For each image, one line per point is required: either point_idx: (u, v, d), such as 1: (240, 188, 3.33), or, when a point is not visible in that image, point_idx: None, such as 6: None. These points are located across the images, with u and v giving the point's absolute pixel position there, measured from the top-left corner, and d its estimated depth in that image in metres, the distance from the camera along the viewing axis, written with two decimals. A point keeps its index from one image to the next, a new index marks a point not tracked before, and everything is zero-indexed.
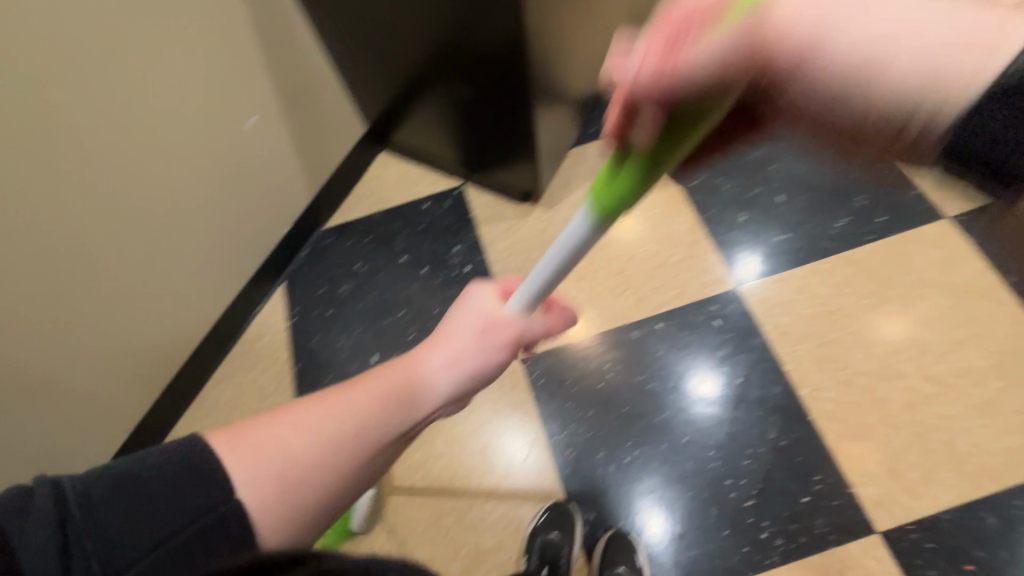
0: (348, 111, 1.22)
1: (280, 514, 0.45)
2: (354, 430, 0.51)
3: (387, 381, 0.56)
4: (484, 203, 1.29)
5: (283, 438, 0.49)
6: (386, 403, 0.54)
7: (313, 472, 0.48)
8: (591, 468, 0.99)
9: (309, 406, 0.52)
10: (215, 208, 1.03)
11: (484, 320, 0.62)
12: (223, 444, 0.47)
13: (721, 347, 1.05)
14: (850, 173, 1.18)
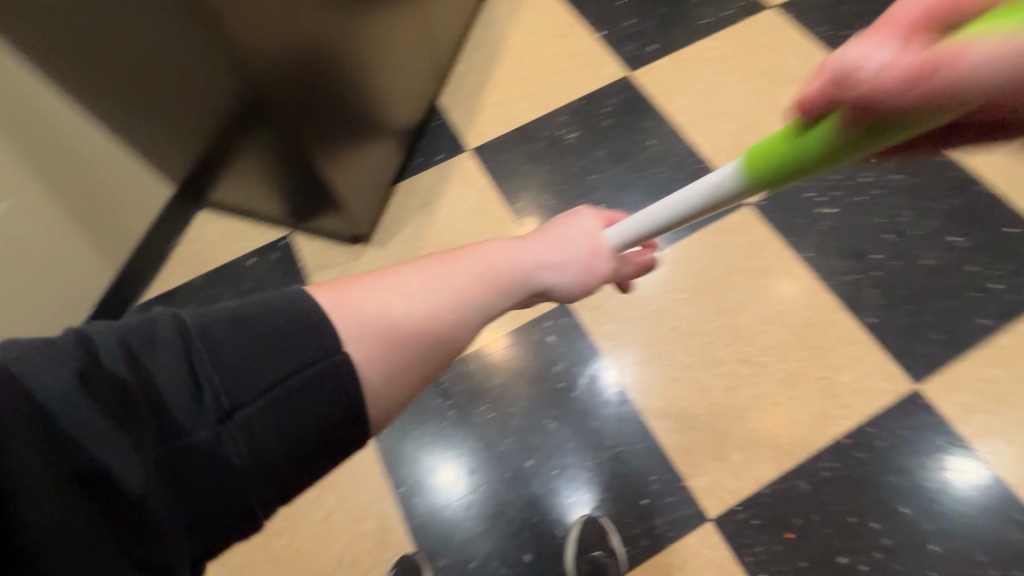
0: (144, 178, 1.14)
1: (383, 366, 0.49)
2: (421, 319, 0.53)
3: (435, 280, 0.55)
4: (313, 249, 1.22)
5: (368, 304, 0.51)
6: (487, 284, 0.59)
7: (398, 348, 0.51)
8: (441, 512, 0.95)
9: (405, 270, 0.56)
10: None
11: (589, 241, 0.68)
12: (330, 301, 0.49)
13: (559, 362, 1.06)
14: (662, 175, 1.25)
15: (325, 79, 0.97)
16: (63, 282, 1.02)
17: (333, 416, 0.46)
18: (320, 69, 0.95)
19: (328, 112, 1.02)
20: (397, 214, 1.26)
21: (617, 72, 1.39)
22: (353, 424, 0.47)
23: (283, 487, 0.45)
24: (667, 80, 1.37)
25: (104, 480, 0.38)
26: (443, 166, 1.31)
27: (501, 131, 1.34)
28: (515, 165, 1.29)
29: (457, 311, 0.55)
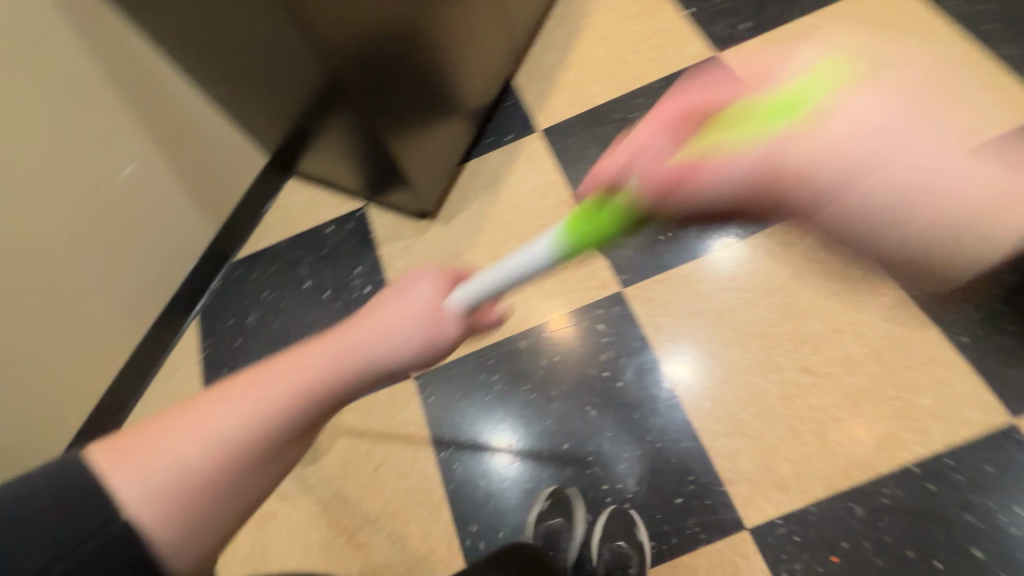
0: (244, 150, 1.26)
1: (178, 519, 0.41)
2: (218, 447, 0.43)
3: (244, 398, 0.46)
4: (383, 221, 1.29)
5: (175, 456, 0.42)
6: (297, 395, 0.48)
7: (212, 485, 0.42)
8: (477, 480, 1.00)
9: (215, 404, 0.45)
10: (101, 254, 1.06)
11: (423, 307, 0.56)
12: (110, 455, 0.41)
13: (607, 351, 1.05)
14: None
15: (401, 63, 1.01)
16: (174, 239, 1.17)
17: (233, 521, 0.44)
18: (394, 52, 0.99)
19: (403, 96, 1.06)
20: (462, 192, 1.29)
21: (701, 52, 1.31)
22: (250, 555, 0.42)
23: None
24: None
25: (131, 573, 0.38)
26: (511, 146, 1.32)
27: (572, 112, 1.32)
28: (583, 149, 1.27)
29: (223, 442, 0.43)
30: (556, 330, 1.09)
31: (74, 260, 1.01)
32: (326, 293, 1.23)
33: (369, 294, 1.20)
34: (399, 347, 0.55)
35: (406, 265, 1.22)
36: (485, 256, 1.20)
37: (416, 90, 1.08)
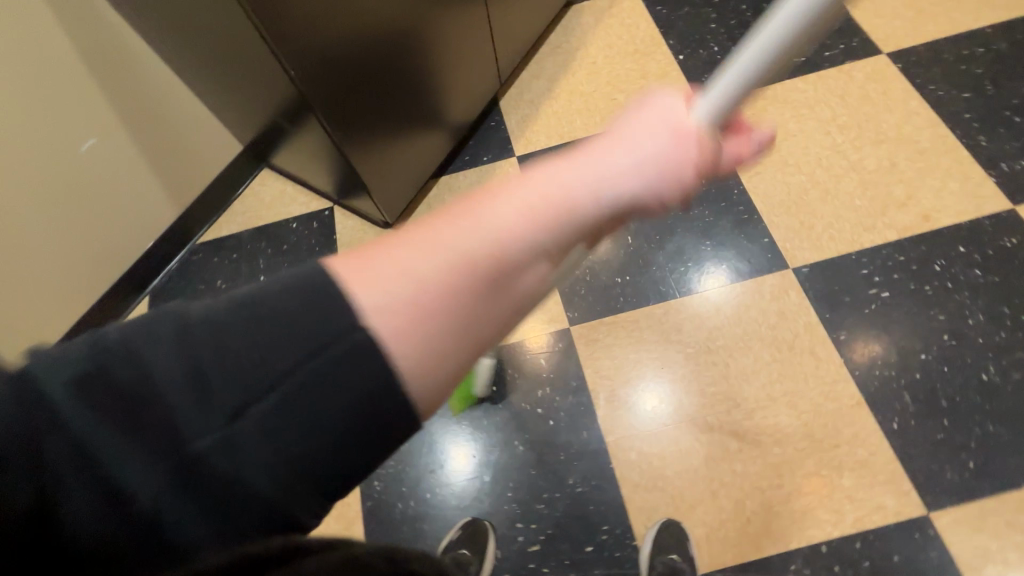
0: (219, 133, 1.24)
1: (421, 338, 0.33)
2: (449, 282, 0.34)
3: (418, 251, 0.34)
4: (348, 225, 1.28)
5: (409, 264, 0.34)
6: (482, 257, 0.35)
7: (440, 315, 0.34)
8: (395, 499, 0.99)
9: (405, 257, 0.34)
10: (51, 226, 1.03)
11: (671, 122, 0.44)
12: (353, 269, 0.34)
13: (544, 387, 1.05)
14: (704, 219, 1.18)
15: (371, 77, 1.00)
16: (133, 216, 1.16)
17: (339, 417, 0.31)
18: (365, 65, 0.98)
19: (372, 110, 1.05)
20: (431, 206, 1.29)
21: (686, 100, 1.32)
22: (410, 421, 0.33)
23: (309, 488, 0.31)
24: (738, 118, 1.28)
25: (200, 494, 0.30)
26: (486, 168, 1.32)
27: (551, 142, 1.32)
28: None
29: (499, 268, 0.36)
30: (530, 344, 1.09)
31: (23, 232, 1.00)
32: None
33: None
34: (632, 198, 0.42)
35: None
36: None
37: (388, 101, 1.07)
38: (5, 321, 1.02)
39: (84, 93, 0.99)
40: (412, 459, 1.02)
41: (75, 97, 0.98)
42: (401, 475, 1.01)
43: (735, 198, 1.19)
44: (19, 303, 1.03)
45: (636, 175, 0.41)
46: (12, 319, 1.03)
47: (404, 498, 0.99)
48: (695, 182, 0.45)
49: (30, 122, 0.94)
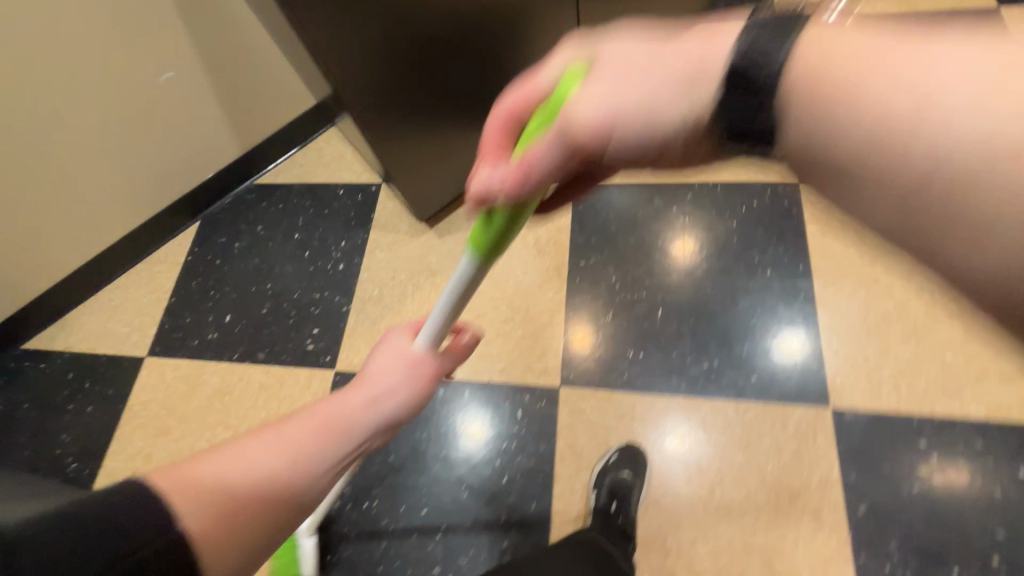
0: (294, 87, 1.26)
1: (316, 454, 0.50)
2: (290, 463, 0.48)
3: (274, 445, 0.48)
4: (387, 207, 1.27)
5: (254, 460, 0.46)
6: (326, 429, 0.52)
7: (240, 512, 0.43)
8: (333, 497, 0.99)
9: (249, 444, 0.47)
10: (121, 143, 1.12)
11: (409, 359, 0.60)
12: (170, 487, 0.41)
13: (511, 442, 0.98)
14: (750, 317, 1.02)
15: (436, 68, 0.93)
16: (196, 148, 1.22)
17: None
18: (433, 54, 0.90)
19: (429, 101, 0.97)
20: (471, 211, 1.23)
21: (784, 172, 1.13)
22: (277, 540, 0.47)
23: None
24: (837, 210, 1.08)
25: None
26: None
27: (616, 178, 1.20)
28: (604, 221, 1.15)
29: (335, 431, 0.52)
30: (577, 347, 1.04)
31: (92, 143, 1.09)
32: (306, 254, 1.24)
33: (340, 271, 1.21)
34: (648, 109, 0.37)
35: (384, 260, 1.20)
36: None
37: (443, 104, 1.00)
38: (69, 214, 1.15)
39: (169, 30, 1.03)
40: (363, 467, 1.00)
41: (159, 32, 1.02)
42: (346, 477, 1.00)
43: (798, 303, 1.02)
44: (83, 203, 1.15)
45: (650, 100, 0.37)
46: (74, 215, 1.16)
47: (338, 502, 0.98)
48: (435, 380, 0.62)
49: (112, 49, 0.99)
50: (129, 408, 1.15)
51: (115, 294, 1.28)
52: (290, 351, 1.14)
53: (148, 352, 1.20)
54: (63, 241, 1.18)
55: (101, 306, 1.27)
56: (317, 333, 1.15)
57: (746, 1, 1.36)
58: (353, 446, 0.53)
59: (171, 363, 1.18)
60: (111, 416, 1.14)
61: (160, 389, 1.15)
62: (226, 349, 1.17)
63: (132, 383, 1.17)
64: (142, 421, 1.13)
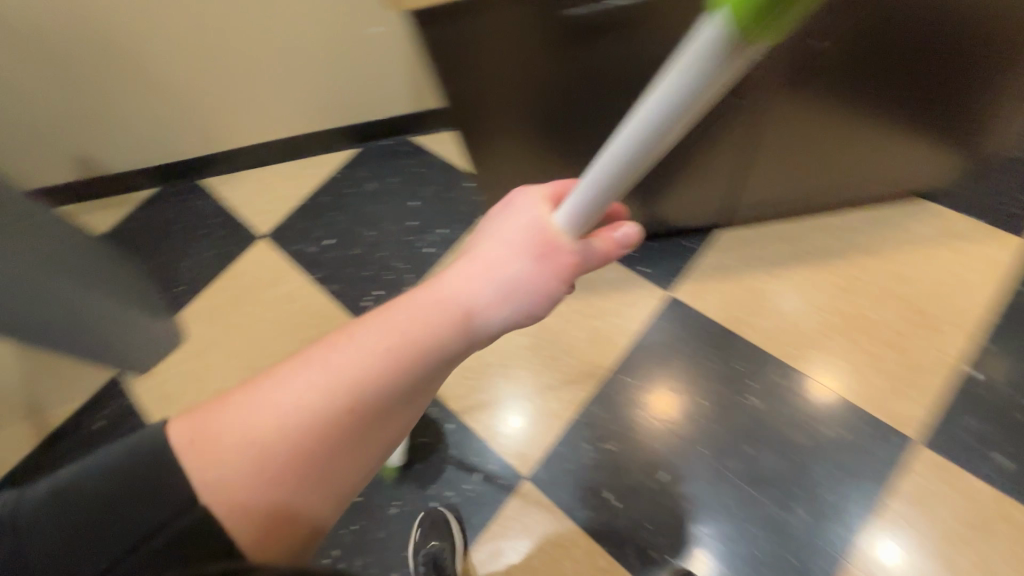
0: None
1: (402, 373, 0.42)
2: (418, 339, 0.44)
3: (381, 330, 0.44)
4: None
5: (397, 317, 0.45)
6: (388, 363, 0.42)
7: (286, 457, 0.38)
8: None
9: (341, 351, 0.42)
10: (319, 64, 1.28)
11: (529, 231, 0.51)
12: (183, 435, 0.39)
13: (454, 494, 0.99)
14: (751, 547, 0.88)
15: (579, 131, 0.86)
16: (366, 97, 1.37)
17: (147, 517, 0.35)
18: (576, 112, 0.83)
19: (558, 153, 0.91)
20: None
21: (905, 421, 0.91)
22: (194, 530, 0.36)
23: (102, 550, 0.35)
24: (939, 503, 0.85)
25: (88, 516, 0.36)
26: (633, 276, 1.13)
27: (714, 314, 1.07)
28: (670, 352, 1.05)
29: (465, 315, 0.47)
30: (658, 410, 1.00)
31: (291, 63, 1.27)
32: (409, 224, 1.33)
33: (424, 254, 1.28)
34: (491, 302, 0.48)
35: None
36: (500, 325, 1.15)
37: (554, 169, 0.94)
38: (263, 103, 1.37)
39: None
40: None
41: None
42: None
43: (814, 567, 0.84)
44: (265, 103, 1.37)
45: (498, 288, 0.49)
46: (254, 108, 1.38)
47: None
48: (564, 283, 0.52)
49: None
50: (231, 270, 1.39)
51: (273, 175, 1.52)
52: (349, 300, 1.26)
53: (265, 235, 1.42)
54: (243, 123, 1.42)
55: (260, 180, 1.52)
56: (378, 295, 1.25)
57: (1009, 199, 1.06)
58: (323, 447, 0.39)
59: (273, 255, 1.38)
60: (219, 268, 1.39)
61: (255, 271, 1.37)
62: (313, 266, 1.34)
63: (244, 252, 1.41)
64: (233, 285, 1.36)
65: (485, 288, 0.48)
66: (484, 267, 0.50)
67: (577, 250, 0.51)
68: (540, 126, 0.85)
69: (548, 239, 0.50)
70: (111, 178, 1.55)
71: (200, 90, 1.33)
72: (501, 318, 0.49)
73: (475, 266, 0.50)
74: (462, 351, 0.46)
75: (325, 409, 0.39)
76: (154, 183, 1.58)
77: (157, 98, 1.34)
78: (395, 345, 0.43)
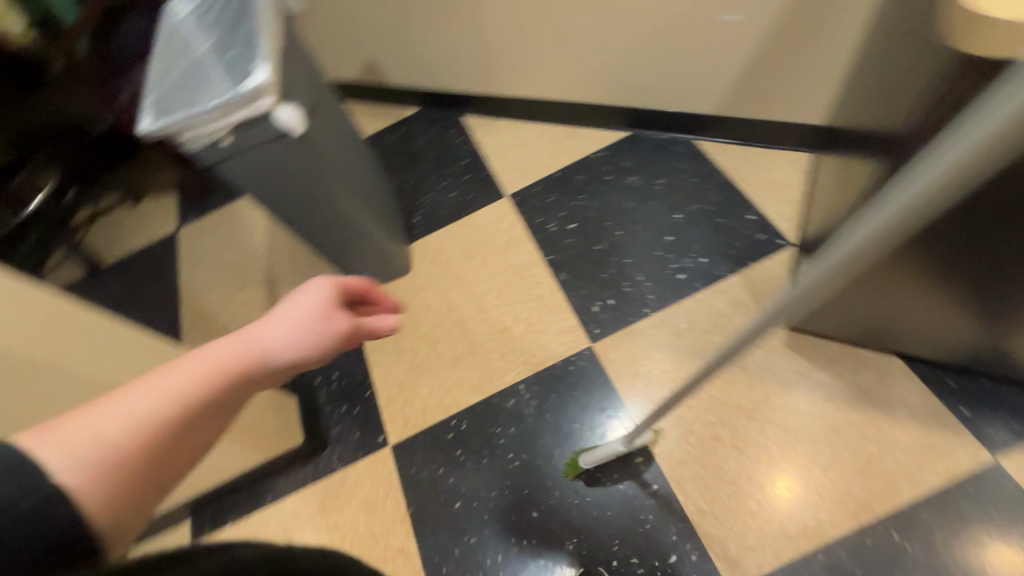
0: (817, 97, 1.10)
1: (192, 395, 0.41)
2: (224, 364, 0.44)
3: (188, 369, 0.42)
4: (770, 269, 1.09)
5: (208, 354, 0.44)
6: (202, 376, 0.42)
7: (122, 471, 0.37)
8: (499, 423, 1.06)
9: (158, 375, 0.41)
10: (645, 38, 1.14)
11: (313, 309, 0.52)
12: (42, 444, 0.35)
13: (641, 563, 0.89)
14: None
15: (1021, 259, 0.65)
16: (674, 85, 1.21)
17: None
18: None
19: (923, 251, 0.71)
20: (842, 357, 0.97)
21: None
22: None
23: None
24: None
25: None
26: (945, 415, 0.89)
27: None
28: (977, 535, 0.81)
29: (258, 360, 0.46)
30: (774, 493, 0.89)
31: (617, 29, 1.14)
32: (667, 238, 1.19)
33: (675, 279, 1.13)
34: (293, 345, 0.49)
35: (716, 310, 1.08)
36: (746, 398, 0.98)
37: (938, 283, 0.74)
38: (562, 60, 1.27)
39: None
40: (534, 433, 1.04)
41: None
42: (517, 423, 1.05)
43: None
44: (566, 61, 1.27)
45: (291, 341, 0.49)
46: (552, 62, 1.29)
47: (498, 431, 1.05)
48: (332, 350, 0.53)
49: None
50: (467, 218, 1.36)
51: (533, 133, 1.45)
52: (579, 297, 1.16)
53: (510, 194, 1.37)
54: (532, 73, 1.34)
55: (518, 134, 1.46)
56: (611, 303, 1.14)
57: None
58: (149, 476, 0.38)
59: (512, 218, 1.33)
60: (457, 212, 1.38)
61: (491, 228, 1.33)
62: (549, 245, 1.26)
63: (485, 204, 1.37)
64: (465, 234, 1.34)
65: (279, 334, 0.49)
66: (274, 322, 0.50)
67: (348, 324, 0.53)
68: (975, 241, 0.65)
69: (328, 327, 0.52)
70: (387, 88, 1.60)
71: (511, 31, 1.26)
72: (296, 365, 0.50)
73: (275, 320, 0.50)
74: (262, 384, 0.47)
75: (184, 421, 0.40)
76: (421, 103, 1.60)
77: (466, 28, 1.30)
78: (204, 376, 0.43)
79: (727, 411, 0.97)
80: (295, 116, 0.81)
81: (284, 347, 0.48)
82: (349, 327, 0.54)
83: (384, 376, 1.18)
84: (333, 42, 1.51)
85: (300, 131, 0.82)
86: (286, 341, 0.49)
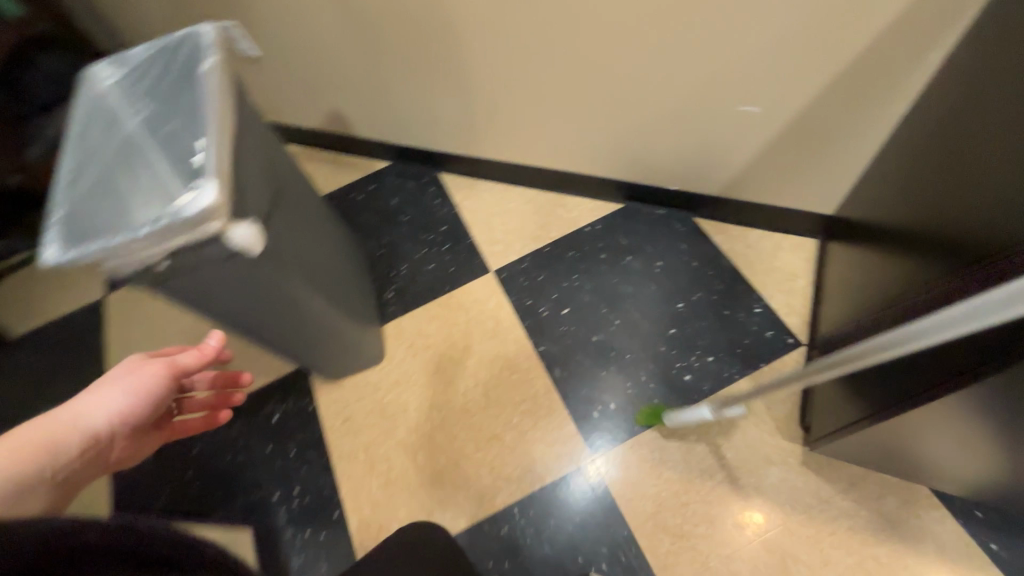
0: (830, 191, 1.05)
1: (48, 449, 0.51)
2: (61, 434, 0.54)
3: (43, 425, 0.53)
4: (782, 373, 1.02)
5: (64, 409, 0.56)
6: (59, 421, 0.55)
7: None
8: (493, 556, 0.93)
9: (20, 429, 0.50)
10: (653, 120, 1.05)
11: (132, 374, 0.63)
12: None
13: None
14: None
15: None
16: (679, 165, 1.13)
17: None
18: None
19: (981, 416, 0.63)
20: (862, 480, 0.90)
21: None
22: None
23: None
24: None
25: None
26: (974, 553, 0.83)
27: None
28: None
29: (88, 433, 0.56)
30: None
31: (623, 109, 1.05)
32: (670, 331, 1.10)
33: (682, 380, 1.04)
34: (120, 406, 0.60)
35: (727, 418, 0.99)
36: (766, 529, 0.89)
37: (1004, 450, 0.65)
38: (558, 132, 1.17)
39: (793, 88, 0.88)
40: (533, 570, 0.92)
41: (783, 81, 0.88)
42: (514, 558, 0.93)
43: None
44: (561, 131, 1.16)
45: (115, 408, 0.59)
46: (545, 132, 1.18)
47: (491, 566, 0.93)
48: (171, 381, 0.65)
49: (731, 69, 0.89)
50: (447, 296, 1.22)
51: (520, 200, 1.33)
52: (577, 399, 1.06)
53: (494, 269, 1.24)
54: (523, 140, 1.23)
55: (503, 200, 1.34)
56: (613, 408, 1.04)
57: None
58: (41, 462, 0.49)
59: (498, 298, 1.20)
60: (436, 290, 1.23)
61: (475, 309, 1.19)
62: (541, 334, 1.14)
63: (468, 281, 1.23)
64: (447, 316, 1.20)
65: (112, 395, 0.60)
66: (103, 383, 0.60)
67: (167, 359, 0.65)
68: None
69: (153, 361, 0.64)
70: (353, 137, 1.43)
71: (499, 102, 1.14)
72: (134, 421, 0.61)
73: (106, 389, 0.60)
74: (109, 419, 0.58)
75: (44, 456, 0.50)
76: (392, 157, 1.44)
77: (450, 92, 1.17)
78: (37, 446, 0.50)
79: (745, 546, 0.89)
80: (249, 233, 0.65)
81: (122, 399, 0.60)
82: (184, 365, 0.65)
83: (358, 491, 1.03)
84: (292, 88, 1.33)
85: (257, 251, 0.67)
86: (126, 378, 0.62)
